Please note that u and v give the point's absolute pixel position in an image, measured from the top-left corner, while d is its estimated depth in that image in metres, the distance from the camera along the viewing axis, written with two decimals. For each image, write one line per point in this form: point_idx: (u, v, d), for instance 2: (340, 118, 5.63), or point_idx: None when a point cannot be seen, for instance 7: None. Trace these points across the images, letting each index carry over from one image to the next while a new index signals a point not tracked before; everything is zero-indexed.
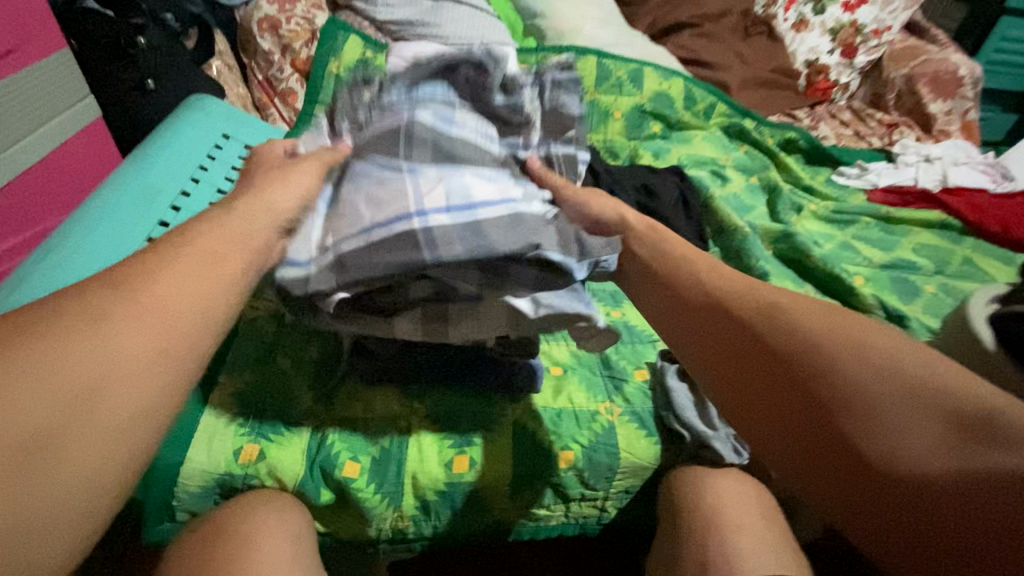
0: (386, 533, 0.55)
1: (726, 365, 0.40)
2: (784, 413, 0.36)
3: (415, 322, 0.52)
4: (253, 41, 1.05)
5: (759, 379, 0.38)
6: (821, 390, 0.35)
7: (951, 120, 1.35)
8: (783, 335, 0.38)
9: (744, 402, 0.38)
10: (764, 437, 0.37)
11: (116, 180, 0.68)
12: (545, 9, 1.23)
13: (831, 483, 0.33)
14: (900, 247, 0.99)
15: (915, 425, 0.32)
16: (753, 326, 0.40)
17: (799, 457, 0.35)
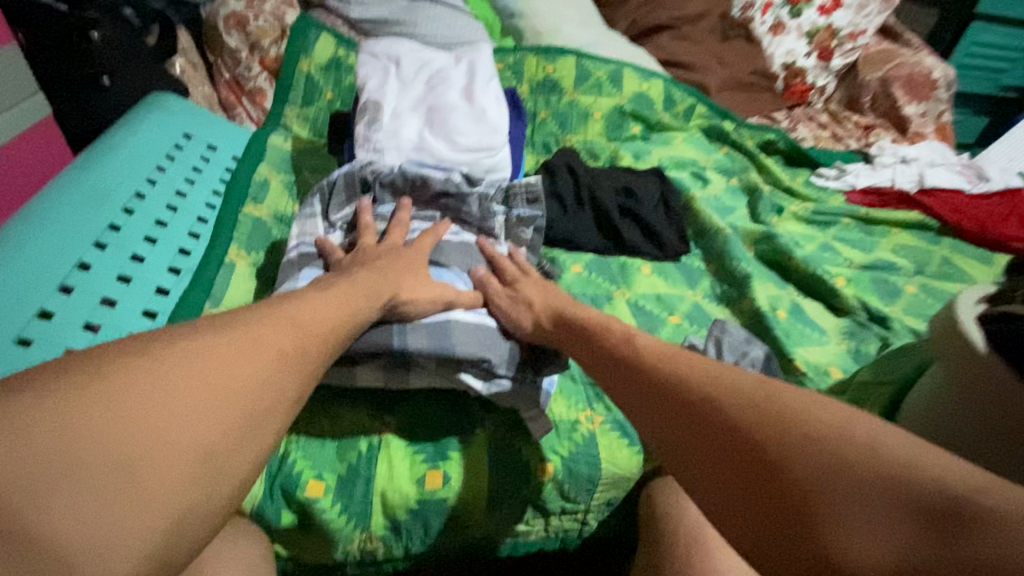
0: (354, 556, 0.52)
1: (660, 407, 0.41)
2: (751, 487, 0.33)
3: (377, 373, 0.54)
4: (218, 37, 1.00)
5: (693, 414, 0.38)
6: (784, 473, 0.32)
7: (926, 122, 1.35)
8: (744, 413, 0.36)
9: (674, 438, 0.39)
10: (693, 465, 0.36)
11: (64, 180, 0.64)
12: (523, 10, 1.21)
13: (755, 517, 0.33)
14: (879, 248, 0.99)
15: (882, 517, 0.29)
16: (714, 405, 0.38)
17: (721, 482, 0.35)
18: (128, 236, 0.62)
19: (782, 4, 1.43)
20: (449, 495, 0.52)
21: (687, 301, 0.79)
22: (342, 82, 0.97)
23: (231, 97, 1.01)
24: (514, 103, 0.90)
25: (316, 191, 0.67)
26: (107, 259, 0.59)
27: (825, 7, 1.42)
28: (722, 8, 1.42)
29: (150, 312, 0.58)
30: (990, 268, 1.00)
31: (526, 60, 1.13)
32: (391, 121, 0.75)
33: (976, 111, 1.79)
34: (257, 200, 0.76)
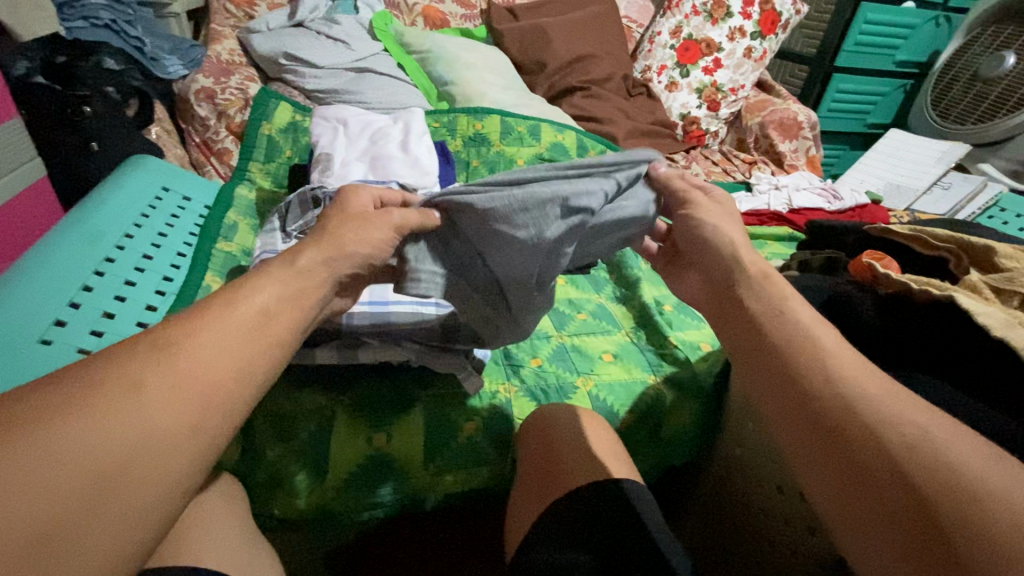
0: (314, 508, 0.65)
1: (780, 392, 0.41)
2: (812, 415, 0.38)
3: (332, 353, 0.63)
4: (190, 108, 1.19)
5: (801, 398, 0.39)
6: (848, 410, 0.37)
7: (797, 157, 1.62)
8: (816, 365, 0.40)
9: (759, 384, 0.43)
10: (778, 414, 0.41)
11: (66, 223, 0.78)
12: (454, 78, 1.43)
13: (845, 500, 0.35)
14: (755, 256, 1.20)
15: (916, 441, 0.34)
16: (802, 359, 0.41)
17: (827, 473, 0.36)
18: (121, 266, 0.76)
19: (674, 66, 1.73)
20: (396, 452, 0.65)
21: (593, 302, 0.92)
22: (299, 142, 1.13)
23: (202, 157, 1.17)
24: (445, 152, 1.08)
25: (275, 211, 0.83)
26: (104, 283, 0.72)
27: (708, 67, 1.71)
28: (624, 71, 1.70)
29: (142, 323, 0.72)
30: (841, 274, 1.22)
31: (459, 119, 1.32)
32: (339, 169, 0.92)
33: (850, 146, 2.12)
34: (228, 238, 0.90)
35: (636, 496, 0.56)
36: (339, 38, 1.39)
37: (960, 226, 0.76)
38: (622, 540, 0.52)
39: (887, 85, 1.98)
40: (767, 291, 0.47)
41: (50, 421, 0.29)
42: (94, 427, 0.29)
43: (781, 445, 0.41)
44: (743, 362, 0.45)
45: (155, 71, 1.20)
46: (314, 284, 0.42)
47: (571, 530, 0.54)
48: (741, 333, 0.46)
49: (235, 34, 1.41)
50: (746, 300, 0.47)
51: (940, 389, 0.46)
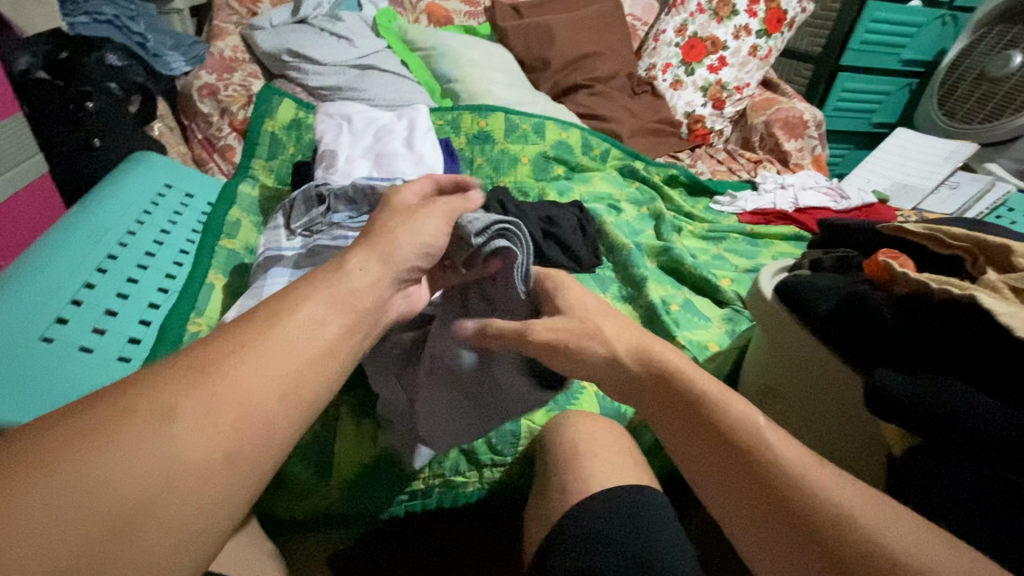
0: (317, 510, 0.64)
1: (721, 465, 0.40)
2: (723, 458, 0.40)
3: None
4: (193, 105, 1.18)
5: (714, 440, 0.41)
6: (754, 455, 0.39)
7: (803, 156, 1.61)
8: (718, 407, 0.42)
9: (673, 428, 0.44)
10: (691, 456, 0.42)
11: (68, 219, 0.77)
12: (457, 75, 1.42)
13: (758, 543, 0.37)
14: (761, 255, 1.19)
15: (820, 484, 0.37)
16: (706, 401, 0.43)
17: (776, 557, 0.36)
18: (124, 263, 0.76)
19: (678, 65, 1.72)
20: (401, 454, 0.64)
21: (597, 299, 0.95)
22: (302, 139, 1.12)
23: (204, 154, 1.16)
24: (450, 150, 1.07)
25: (279, 209, 0.83)
26: (107, 280, 0.72)
27: (713, 66, 1.70)
28: (628, 69, 1.69)
29: (144, 322, 0.71)
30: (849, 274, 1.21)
31: (463, 116, 1.31)
32: (344, 166, 0.91)
33: (855, 146, 2.11)
34: (231, 236, 0.89)
35: (654, 502, 0.55)
36: (343, 35, 1.38)
37: (972, 225, 0.75)
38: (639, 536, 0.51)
39: (892, 84, 1.97)
40: (675, 368, 0.46)
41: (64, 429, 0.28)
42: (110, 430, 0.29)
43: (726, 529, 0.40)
44: (669, 431, 0.44)
45: (158, 68, 1.19)
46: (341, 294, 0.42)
47: (587, 531, 0.52)
48: (647, 377, 0.48)
49: (238, 30, 1.40)
50: (668, 364, 0.47)
51: (960, 389, 0.45)
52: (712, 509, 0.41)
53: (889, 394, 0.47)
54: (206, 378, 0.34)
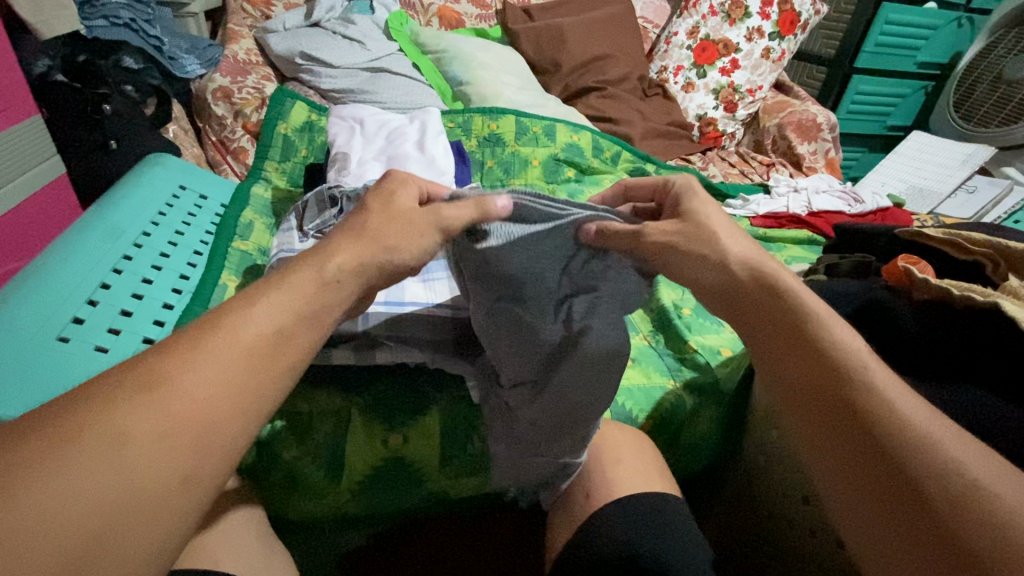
0: (329, 509, 0.64)
1: (823, 403, 0.37)
2: (828, 396, 0.37)
3: (349, 353, 0.62)
4: (207, 107, 1.19)
5: (828, 378, 0.38)
6: (865, 399, 0.36)
7: (816, 159, 1.59)
8: (836, 349, 0.39)
9: (775, 360, 0.41)
10: (789, 390, 0.39)
11: (85, 221, 0.78)
12: (469, 78, 1.42)
13: (849, 486, 0.34)
14: (775, 259, 1.17)
15: (944, 443, 0.33)
16: (819, 340, 0.40)
17: (842, 465, 0.35)
18: (138, 264, 0.76)
19: (690, 67, 1.71)
20: (412, 455, 0.65)
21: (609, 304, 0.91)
22: (314, 141, 1.13)
23: (218, 155, 1.17)
24: (461, 153, 1.07)
25: (291, 211, 0.83)
26: (123, 281, 0.73)
27: (725, 68, 1.69)
28: (639, 71, 1.68)
29: (159, 322, 0.71)
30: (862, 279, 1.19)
31: (474, 119, 1.31)
32: (357, 168, 0.92)
33: (869, 149, 2.09)
34: (244, 237, 0.90)
35: (676, 509, 0.56)
36: (355, 38, 1.39)
37: (992, 229, 0.74)
38: (662, 538, 0.52)
39: (907, 87, 1.94)
40: (786, 287, 0.44)
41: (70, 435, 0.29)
42: (117, 434, 0.29)
43: (797, 441, 0.39)
44: (768, 360, 0.42)
45: (173, 70, 1.21)
46: (329, 295, 0.42)
47: (612, 538, 0.53)
48: (749, 317, 0.44)
49: (252, 34, 1.41)
50: (778, 292, 0.44)
51: (977, 395, 0.45)
52: (804, 448, 0.38)
53: None
54: (223, 384, 0.34)
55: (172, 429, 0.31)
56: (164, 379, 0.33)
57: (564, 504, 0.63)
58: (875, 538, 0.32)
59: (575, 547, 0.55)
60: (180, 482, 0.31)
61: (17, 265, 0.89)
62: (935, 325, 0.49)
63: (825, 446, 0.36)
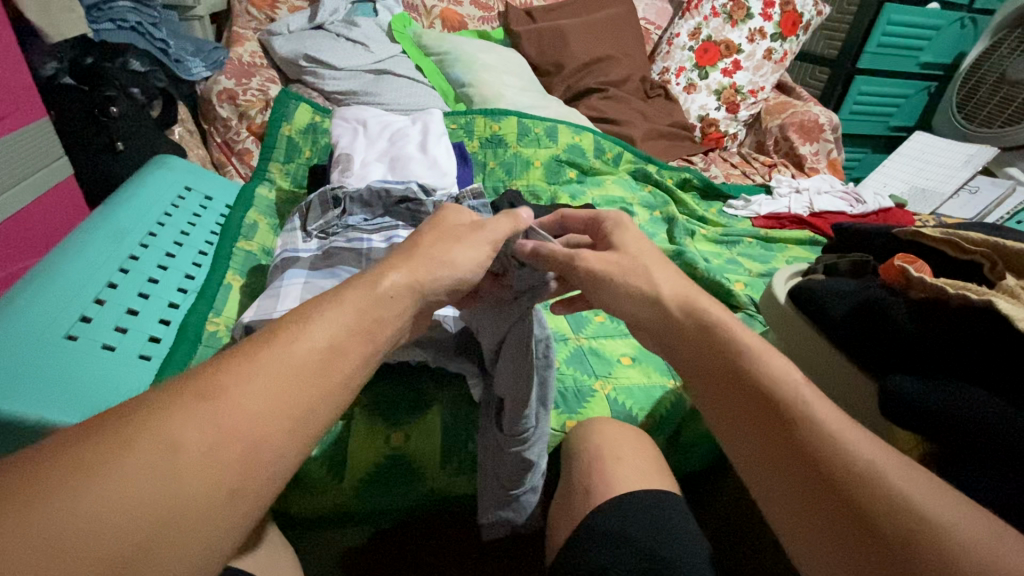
0: (332, 504, 0.65)
1: (771, 440, 0.37)
2: (774, 432, 0.37)
3: None
4: (212, 109, 1.21)
5: (775, 414, 0.38)
6: (808, 435, 0.36)
7: (818, 160, 1.60)
8: (778, 382, 0.39)
9: (719, 395, 0.41)
10: (736, 425, 0.39)
11: (94, 220, 0.79)
12: (471, 80, 1.43)
13: (804, 526, 0.34)
14: (775, 260, 1.17)
15: (889, 477, 0.33)
16: (760, 374, 0.40)
17: (796, 502, 0.35)
18: (145, 264, 0.78)
19: (692, 68, 1.71)
20: (411, 454, 0.65)
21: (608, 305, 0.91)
22: (318, 142, 1.14)
23: (222, 157, 1.19)
24: (463, 154, 1.08)
25: (295, 211, 0.83)
26: (129, 281, 0.74)
27: (727, 69, 1.69)
28: (642, 73, 1.68)
29: (164, 322, 0.72)
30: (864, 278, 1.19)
31: (476, 120, 1.31)
32: (360, 170, 0.93)
33: (872, 150, 2.09)
34: (248, 238, 0.91)
35: (674, 507, 0.56)
36: (358, 40, 1.40)
37: (990, 230, 0.74)
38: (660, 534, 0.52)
39: (910, 88, 1.94)
40: (720, 321, 0.44)
41: (110, 435, 0.28)
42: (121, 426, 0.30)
43: (747, 478, 0.39)
44: (711, 396, 0.42)
45: (180, 73, 1.21)
46: (383, 310, 0.40)
47: (607, 537, 0.53)
48: (693, 348, 0.44)
49: (257, 37, 1.43)
50: (716, 320, 0.44)
51: (972, 391, 0.45)
52: (754, 485, 0.38)
53: (905, 402, 0.47)
54: None
55: (223, 439, 0.30)
56: (221, 388, 0.31)
57: (564, 502, 0.63)
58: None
59: (573, 542, 0.55)
60: (230, 493, 0.29)
61: (24, 265, 0.91)
62: (934, 325, 0.50)
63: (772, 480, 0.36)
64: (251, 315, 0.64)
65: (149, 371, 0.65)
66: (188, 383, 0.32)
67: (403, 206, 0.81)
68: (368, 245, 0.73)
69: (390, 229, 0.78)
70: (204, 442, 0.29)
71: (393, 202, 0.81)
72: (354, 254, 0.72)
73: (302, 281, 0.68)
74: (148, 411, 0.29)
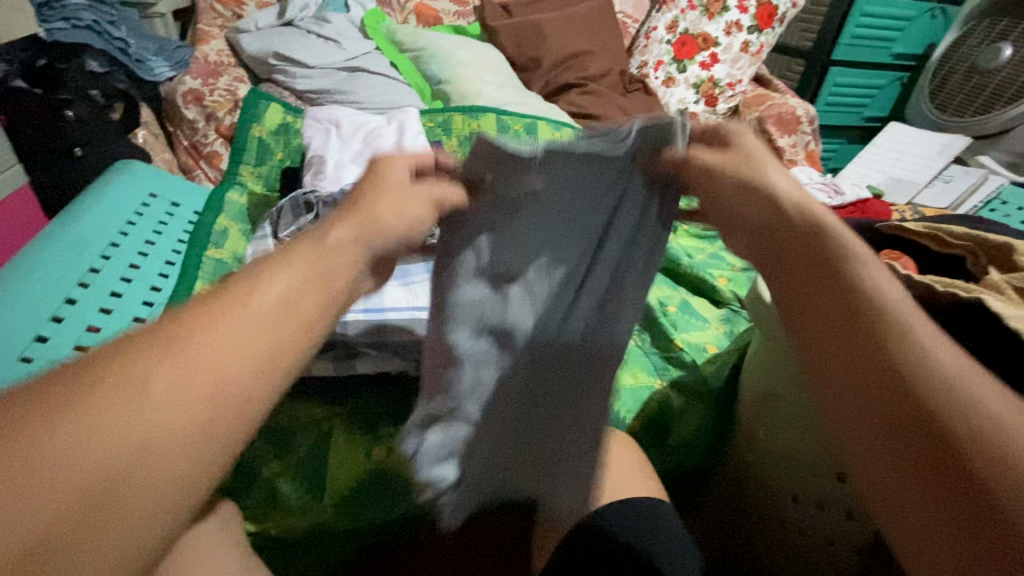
0: (313, 525, 0.62)
1: (853, 363, 0.34)
2: (858, 357, 0.34)
3: (324, 362, 0.61)
4: (178, 111, 1.16)
5: (861, 332, 0.35)
6: (900, 358, 0.32)
7: (797, 152, 1.60)
8: (874, 308, 0.35)
9: (803, 311, 0.39)
10: (814, 342, 0.37)
11: (47, 234, 0.75)
12: (447, 76, 1.40)
13: (873, 451, 0.32)
14: None
15: (999, 406, 0.29)
16: (856, 297, 0.36)
17: (843, 385, 0.34)
18: (106, 276, 0.73)
19: (670, 62, 1.71)
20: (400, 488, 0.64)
21: None
22: (290, 144, 1.10)
23: (190, 160, 1.15)
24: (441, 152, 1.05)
25: (267, 217, 0.80)
26: (89, 295, 0.70)
27: (705, 63, 1.69)
28: (621, 67, 1.67)
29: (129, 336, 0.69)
30: None
31: (454, 117, 1.28)
32: (333, 171, 0.90)
33: (847, 141, 2.11)
34: (218, 245, 0.87)
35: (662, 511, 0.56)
36: (330, 37, 1.36)
37: (970, 222, 0.74)
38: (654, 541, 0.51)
39: (884, 78, 1.97)
40: (830, 231, 0.40)
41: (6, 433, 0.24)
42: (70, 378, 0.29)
43: (821, 400, 0.36)
44: (801, 316, 0.39)
45: (142, 74, 1.20)
46: (334, 261, 0.38)
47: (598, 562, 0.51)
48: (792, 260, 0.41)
49: (223, 34, 1.37)
50: (827, 244, 0.40)
51: None
52: (826, 412, 0.36)
53: None
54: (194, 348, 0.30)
55: (192, 388, 0.29)
56: (129, 366, 0.28)
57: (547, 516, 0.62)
58: (891, 501, 0.31)
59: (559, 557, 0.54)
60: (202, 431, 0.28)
61: None
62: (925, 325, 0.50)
63: (851, 394, 0.34)
64: None
65: None
66: (127, 344, 0.30)
67: None
68: None
69: None
70: (114, 439, 0.26)
71: None
72: None
73: None
74: (59, 399, 0.26)
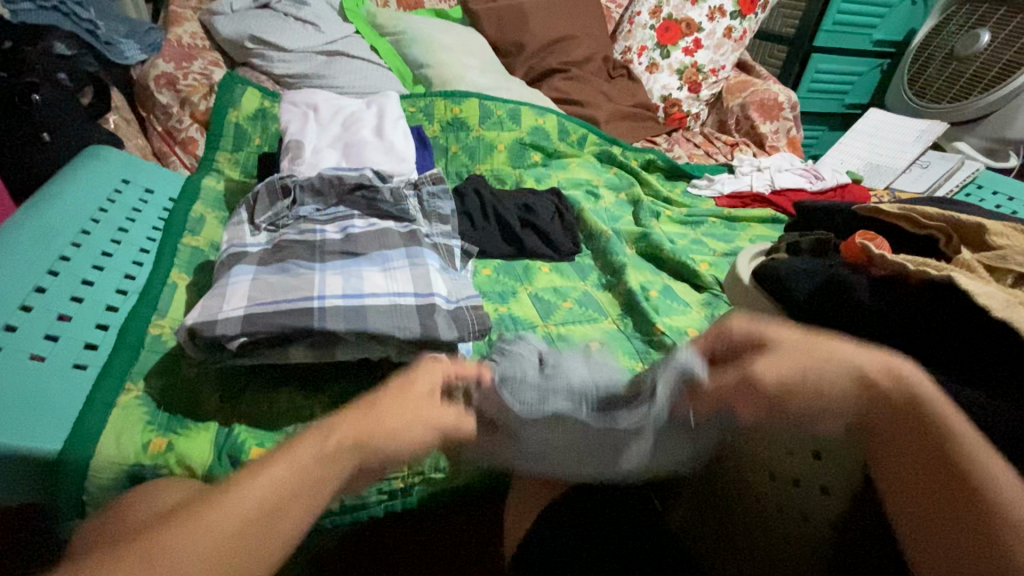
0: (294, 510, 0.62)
1: (931, 496, 0.42)
2: (941, 496, 0.41)
3: (304, 350, 0.60)
4: (151, 95, 1.13)
5: (939, 469, 0.42)
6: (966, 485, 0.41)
7: (779, 138, 1.61)
8: (944, 440, 0.42)
9: (886, 450, 0.45)
10: (896, 473, 0.44)
11: (13, 222, 0.72)
12: (429, 61, 1.38)
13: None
14: (739, 239, 1.14)
15: None
16: (933, 434, 0.43)
17: (922, 519, 0.42)
18: (78, 264, 0.71)
19: (654, 47, 1.70)
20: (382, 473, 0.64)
21: (578, 290, 0.88)
22: (268, 130, 1.08)
23: (164, 146, 1.12)
24: (422, 138, 1.04)
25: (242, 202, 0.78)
26: (60, 283, 0.68)
27: (688, 48, 1.68)
28: (605, 53, 1.66)
29: (103, 325, 0.67)
30: (775, 228, 1.22)
31: (436, 102, 1.25)
32: (311, 157, 0.89)
33: (829, 128, 2.13)
34: (194, 233, 0.85)
35: None
36: (308, 20, 1.33)
37: (944, 204, 0.76)
38: None
39: (865, 65, 1.98)
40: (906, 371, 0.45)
41: None
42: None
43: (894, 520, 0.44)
44: (884, 450, 0.45)
45: (111, 56, 1.16)
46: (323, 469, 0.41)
47: None
48: (866, 405, 0.46)
49: (196, 16, 1.33)
50: (908, 385, 0.45)
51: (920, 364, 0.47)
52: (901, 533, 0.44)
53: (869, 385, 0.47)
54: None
55: None
56: None
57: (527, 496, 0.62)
58: None
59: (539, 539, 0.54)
60: None
61: None
62: None
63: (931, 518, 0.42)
64: (195, 314, 0.58)
65: (87, 383, 0.60)
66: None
67: (359, 192, 0.78)
68: (321, 236, 0.71)
69: (346, 216, 0.76)
70: None
71: (347, 189, 0.78)
72: (308, 247, 0.69)
73: (251, 277, 0.64)
74: None
